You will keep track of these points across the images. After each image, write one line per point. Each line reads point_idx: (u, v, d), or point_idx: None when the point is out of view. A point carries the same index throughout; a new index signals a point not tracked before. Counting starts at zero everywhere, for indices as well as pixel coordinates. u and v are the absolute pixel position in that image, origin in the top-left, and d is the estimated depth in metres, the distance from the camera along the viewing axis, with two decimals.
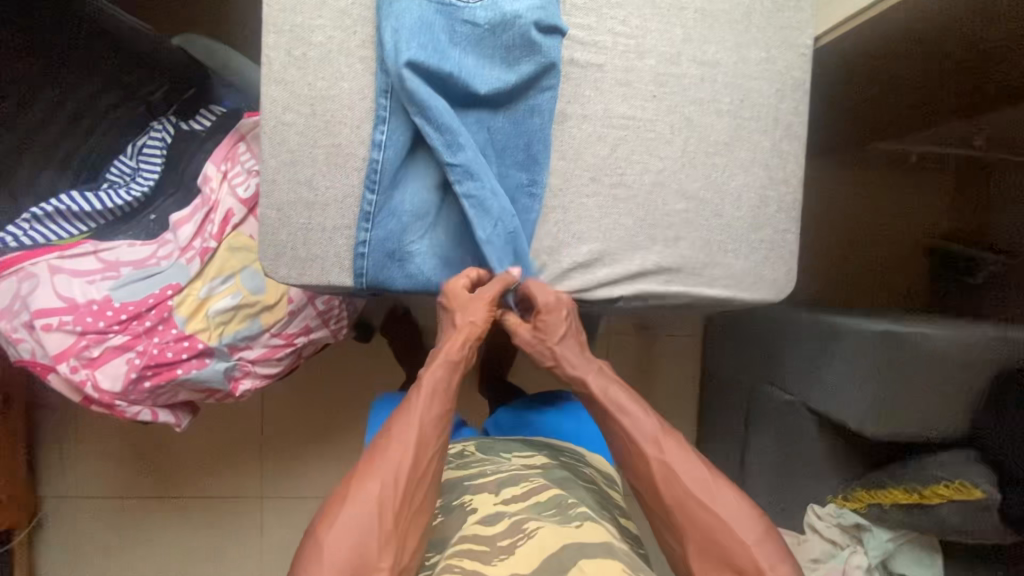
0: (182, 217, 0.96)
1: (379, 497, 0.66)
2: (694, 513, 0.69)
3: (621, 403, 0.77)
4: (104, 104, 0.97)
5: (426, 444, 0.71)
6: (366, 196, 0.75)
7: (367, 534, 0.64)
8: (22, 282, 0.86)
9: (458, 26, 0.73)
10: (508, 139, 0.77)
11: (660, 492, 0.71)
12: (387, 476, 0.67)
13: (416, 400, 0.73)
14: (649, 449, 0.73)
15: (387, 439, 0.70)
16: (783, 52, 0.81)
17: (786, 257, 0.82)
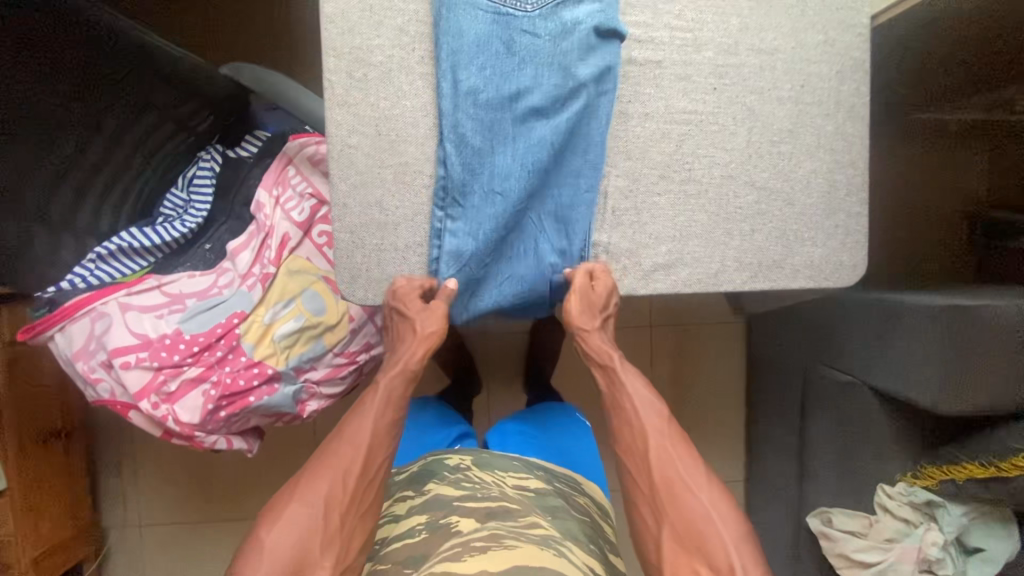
0: (239, 244, 0.97)
1: (328, 494, 0.68)
2: (678, 497, 0.70)
3: (631, 379, 0.78)
4: (154, 139, 0.96)
5: (377, 447, 0.73)
6: (434, 213, 0.75)
7: (312, 531, 0.66)
8: (96, 322, 0.87)
9: (517, 37, 0.73)
10: (572, 146, 0.76)
11: (650, 472, 0.72)
12: (337, 473, 0.69)
13: (370, 405, 0.75)
14: (650, 426, 0.75)
15: (342, 437, 0.73)
16: (841, 33, 0.80)
17: (861, 240, 0.82)
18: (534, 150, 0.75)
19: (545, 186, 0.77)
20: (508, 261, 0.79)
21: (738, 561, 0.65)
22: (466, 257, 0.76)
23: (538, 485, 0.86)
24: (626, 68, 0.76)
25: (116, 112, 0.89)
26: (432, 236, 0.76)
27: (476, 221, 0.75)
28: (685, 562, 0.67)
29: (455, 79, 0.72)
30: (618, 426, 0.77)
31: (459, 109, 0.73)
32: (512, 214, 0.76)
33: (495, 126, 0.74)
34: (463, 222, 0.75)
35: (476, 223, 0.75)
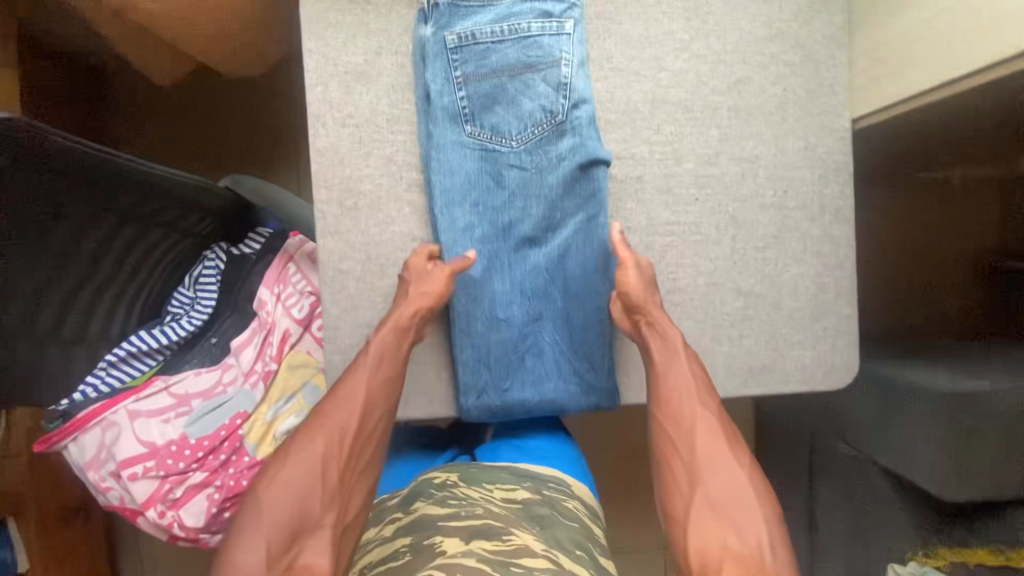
0: (242, 340, 1.00)
1: (324, 457, 0.67)
2: (714, 467, 0.66)
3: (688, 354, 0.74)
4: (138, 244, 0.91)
5: (372, 408, 0.72)
6: (452, 341, 0.77)
7: (310, 493, 0.64)
8: (106, 432, 0.90)
9: (504, 169, 0.76)
10: (568, 270, 0.78)
11: (694, 440, 0.68)
12: (332, 436, 0.68)
13: (363, 363, 0.73)
14: (698, 399, 0.71)
15: (336, 397, 0.71)
16: (822, 138, 0.80)
17: (853, 342, 0.81)
18: (530, 276, 0.78)
19: (547, 305, 0.78)
20: (525, 385, 0.78)
21: (770, 539, 0.60)
22: (478, 381, 0.77)
23: (526, 495, 0.79)
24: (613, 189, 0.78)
25: (102, 222, 0.84)
26: (452, 360, 0.78)
27: (483, 347, 0.77)
28: (714, 527, 0.61)
29: (451, 216, 0.76)
30: (668, 392, 0.72)
31: (457, 243, 0.77)
32: (520, 336, 0.78)
33: (494, 256, 0.77)
34: (470, 348, 0.77)
35: (483, 349, 0.77)
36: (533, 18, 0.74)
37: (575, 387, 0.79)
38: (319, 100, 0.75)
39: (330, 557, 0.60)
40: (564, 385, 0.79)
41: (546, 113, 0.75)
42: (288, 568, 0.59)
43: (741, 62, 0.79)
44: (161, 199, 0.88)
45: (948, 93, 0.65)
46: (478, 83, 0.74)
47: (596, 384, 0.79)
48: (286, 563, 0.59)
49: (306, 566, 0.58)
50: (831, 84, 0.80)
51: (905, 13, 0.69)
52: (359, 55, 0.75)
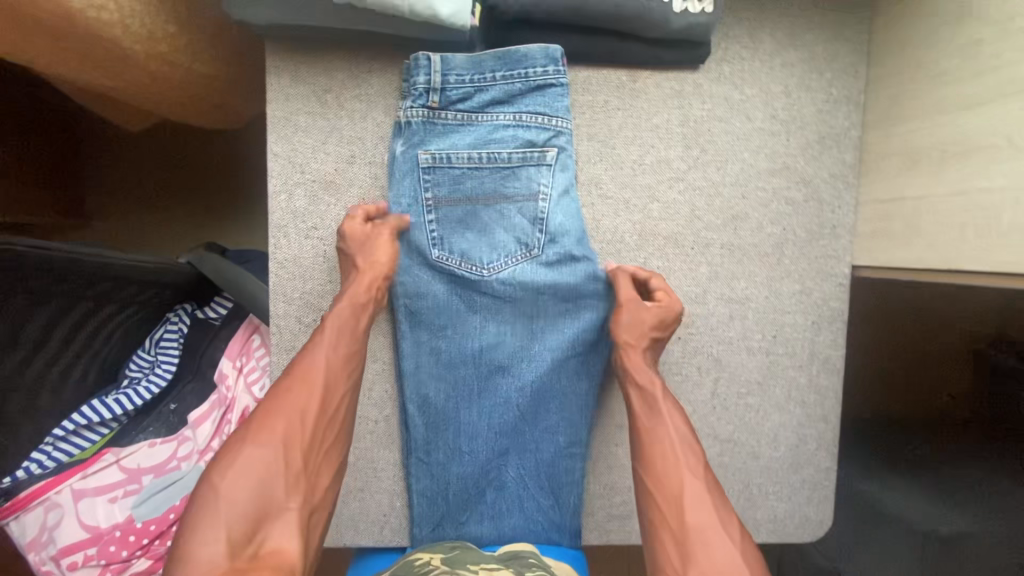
0: (201, 414, 0.97)
1: (286, 434, 0.58)
2: (706, 535, 0.56)
3: (669, 408, 0.66)
4: (91, 321, 0.89)
5: (337, 381, 0.63)
6: (408, 468, 0.73)
7: (273, 475, 0.55)
8: (48, 513, 0.86)
9: (475, 298, 0.71)
10: (539, 405, 0.74)
11: (682, 505, 0.59)
12: (294, 412, 0.59)
13: (321, 337, 0.64)
14: (683, 462, 0.62)
15: (294, 373, 0.62)
16: (819, 283, 0.75)
17: (829, 496, 0.77)
18: (499, 409, 0.73)
19: (514, 439, 0.74)
20: (483, 520, 0.74)
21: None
22: (434, 513, 0.73)
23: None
24: (598, 333, 0.73)
25: (77, 311, 0.86)
26: (407, 489, 0.74)
27: (441, 478, 0.73)
28: None
29: (416, 340, 0.72)
30: (649, 448, 0.63)
31: (421, 368, 0.72)
32: (482, 471, 0.74)
33: (459, 385, 0.73)
34: (427, 478, 0.73)
35: (441, 480, 0.73)
36: (515, 147, 0.68)
37: (537, 526, 0.74)
38: (281, 209, 0.70)
39: (299, 541, 0.54)
40: (525, 524, 0.75)
41: (521, 246, 0.70)
42: (254, 557, 0.51)
43: (741, 197, 0.73)
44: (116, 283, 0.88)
45: (953, 278, 0.60)
46: (449, 207, 0.69)
47: (559, 525, 0.74)
48: (251, 551, 0.51)
49: (273, 552, 0.52)
50: (834, 226, 0.74)
51: (918, 178, 0.64)
52: (329, 163, 0.70)
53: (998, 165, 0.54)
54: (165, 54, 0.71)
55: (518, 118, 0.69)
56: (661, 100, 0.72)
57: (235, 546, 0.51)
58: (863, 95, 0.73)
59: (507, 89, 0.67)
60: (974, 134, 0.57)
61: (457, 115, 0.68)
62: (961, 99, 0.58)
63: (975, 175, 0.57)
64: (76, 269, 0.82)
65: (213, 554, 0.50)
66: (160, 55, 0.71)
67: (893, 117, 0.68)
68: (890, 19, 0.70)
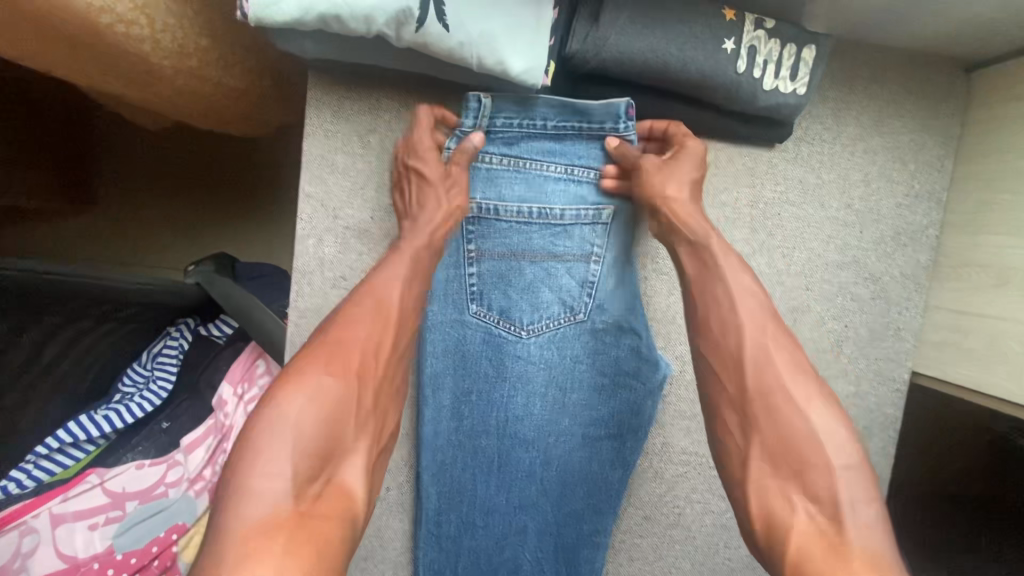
0: (195, 439, 0.91)
1: (358, 368, 0.48)
2: (777, 405, 0.45)
3: (733, 269, 0.52)
4: (82, 339, 0.85)
5: (408, 319, 0.54)
6: (419, 541, 0.68)
7: (343, 411, 0.46)
8: (23, 538, 0.80)
9: (509, 360, 0.66)
10: (565, 481, 0.68)
11: (743, 373, 0.47)
12: (365, 341, 0.50)
13: (393, 267, 0.55)
14: (745, 310, 0.50)
15: (361, 301, 0.52)
16: (875, 386, 0.70)
17: None
18: (522, 482, 0.68)
19: (534, 515, 0.69)
20: None
21: (850, 495, 0.42)
22: None
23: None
24: (639, 418, 0.67)
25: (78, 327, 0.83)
26: (414, 560, 0.69)
27: (452, 550, 0.68)
28: (778, 485, 0.44)
29: (438, 402, 0.66)
30: (702, 307, 0.51)
31: (443, 432, 0.67)
32: (497, 546, 0.69)
33: (481, 454, 0.68)
34: (437, 551, 0.68)
35: (452, 554, 0.68)
36: (567, 202, 0.63)
37: None
38: (308, 254, 0.64)
39: (362, 487, 0.46)
40: None
41: (565, 310, 0.65)
42: (317, 498, 0.43)
43: (804, 288, 0.68)
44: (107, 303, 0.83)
45: None
46: (493, 261, 0.64)
47: None
48: (318, 489, 0.43)
49: (340, 492, 0.45)
50: (899, 328, 0.69)
51: (1004, 298, 0.59)
52: (366, 210, 0.64)
53: None
54: (195, 69, 0.64)
55: (570, 171, 0.63)
56: (732, 176, 0.66)
57: (303, 484, 0.42)
58: (946, 193, 0.68)
59: (560, 137, 0.62)
60: None
61: (505, 159, 0.62)
62: None
63: None
64: (82, 292, 0.79)
65: (277, 490, 0.41)
66: (192, 70, 0.64)
67: (984, 224, 0.63)
68: (991, 117, 0.64)
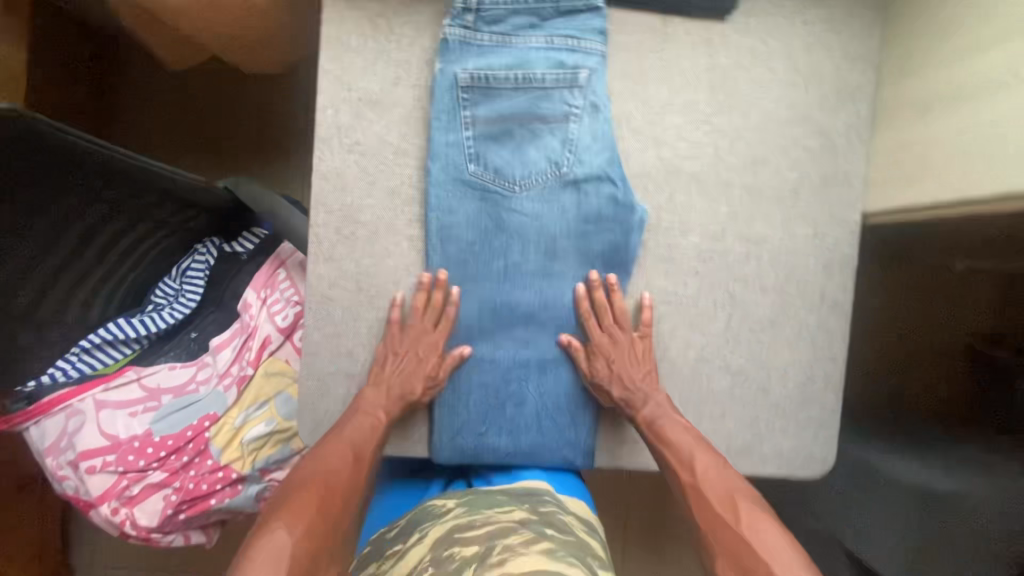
0: (222, 340, 0.99)
1: (323, 504, 0.62)
2: (727, 534, 0.63)
3: (664, 410, 0.75)
4: (104, 231, 0.88)
5: (360, 459, 0.69)
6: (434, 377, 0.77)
7: (317, 537, 0.58)
8: (70, 419, 0.88)
9: (504, 216, 0.75)
10: (559, 320, 0.77)
11: (704, 512, 0.67)
12: (327, 486, 0.64)
13: (347, 419, 0.72)
14: (698, 460, 0.71)
15: (321, 454, 0.68)
16: (831, 228, 0.79)
17: (834, 433, 0.81)
18: (521, 324, 0.77)
19: (534, 355, 0.77)
20: (501, 432, 0.77)
21: None
22: (455, 421, 0.77)
23: (525, 515, 0.69)
24: (623, 255, 0.76)
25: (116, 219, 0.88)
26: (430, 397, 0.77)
27: (462, 386, 0.77)
28: None
29: (444, 253, 0.75)
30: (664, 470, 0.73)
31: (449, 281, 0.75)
32: (503, 383, 0.77)
33: (484, 299, 0.76)
34: (449, 386, 0.77)
35: (462, 389, 0.77)
36: (547, 68, 0.72)
37: (557, 442, 0.77)
38: (328, 124, 0.74)
39: None
40: (541, 439, 0.77)
41: (551, 164, 0.74)
42: None
43: (761, 143, 0.78)
44: (132, 187, 0.86)
45: (960, 210, 0.64)
46: (485, 125, 0.73)
47: (578, 447, 0.78)
48: None
49: None
50: (848, 176, 0.79)
51: (929, 123, 0.69)
52: (376, 84, 0.74)
53: (1002, 101, 0.59)
54: None
55: (550, 42, 0.73)
56: (691, 46, 0.77)
57: None
58: (880, 55, 0.78)
59: (539, 13, 0.72)
60: (980, 77, 0.62)
61: (493, 36, 0.72)
62: (970, 47, 0.63)
63: (980, 112, 0.61)
64: (128, 177, 0.84)
65: None
66: None
67: (908, 70, 0.73)
68: None
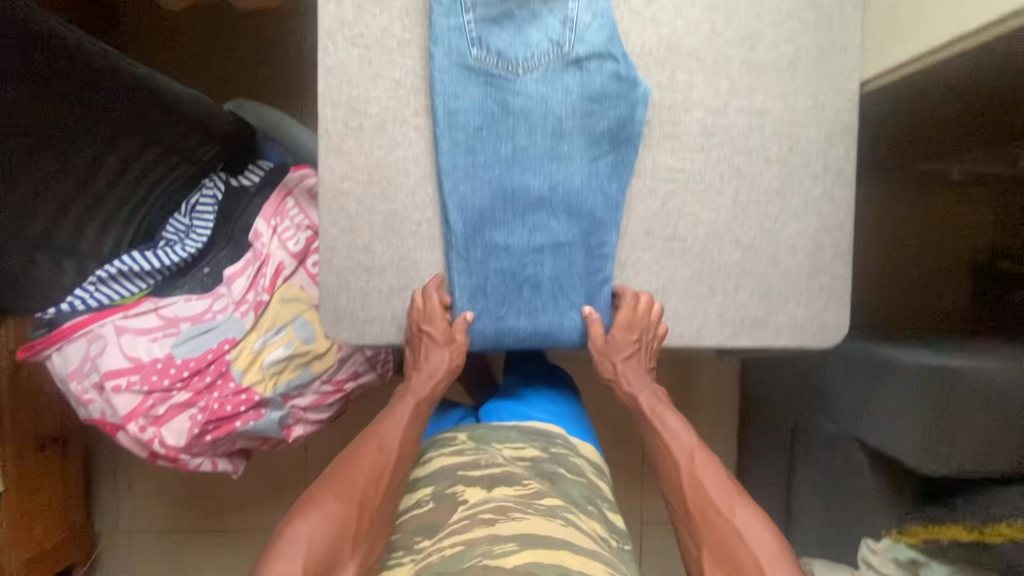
0: (235, 271, 0.98)
1: (358, 491, 0.70)
2: (713, 517, 0.71)
3: (665, 416, 0.81)
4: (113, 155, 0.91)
5: (401, 457, 0.75)
6: (451, 264, 0.78)
7: (344, 525, 0.67)
8: (91, 344, 0.89)
9: (510, 99, 0.76)
10: (571, 202, 0.78)
11: (688, 491, 0.74)
12: (365, 476, 0.71)
13: (395, 412, 0.79)
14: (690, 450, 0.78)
15: (372, 442, 0.75)
16: (830, 98, 0.80)
17: (845, 301, 0.82)
18: (533, 207, 0.78)
19: (548, 239, 0.79)
20: (520, 314, 0.79)
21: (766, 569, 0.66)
22: (474, 307, 0.79)
23: (535, 453, 0.80)
24: (629, 130, 0.77)
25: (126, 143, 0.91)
26: (448, 286, 0.79)
27: (479, 272, 0.78)
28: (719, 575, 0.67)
29: (453, 139, 0.76)
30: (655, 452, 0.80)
31: (460, 167, 0.76)
32: (519, 266, 0.79)
33: (495, 184, 0.77)
34: (466, 273, 0.78)
35: (480, 275, 0.78)
36: None
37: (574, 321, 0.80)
38: (329, 17, 0.74)
39: None
40: (559, 319, 0.80)
41: (552, 45, 0.75)
42: None
43: (756, 17, 0.79)
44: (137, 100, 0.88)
45: (956, 46, 0.65)
46: (485, 8, 0.74)
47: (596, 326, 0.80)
48: None
49: None
50: (843, 45, 0.80)
51: None
52: None
53: None
54: None
55: None
56: None
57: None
58: None
59: None
60: None
61: None
62: None
63: None
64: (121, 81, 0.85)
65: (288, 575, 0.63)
66: None
67: None
68: None
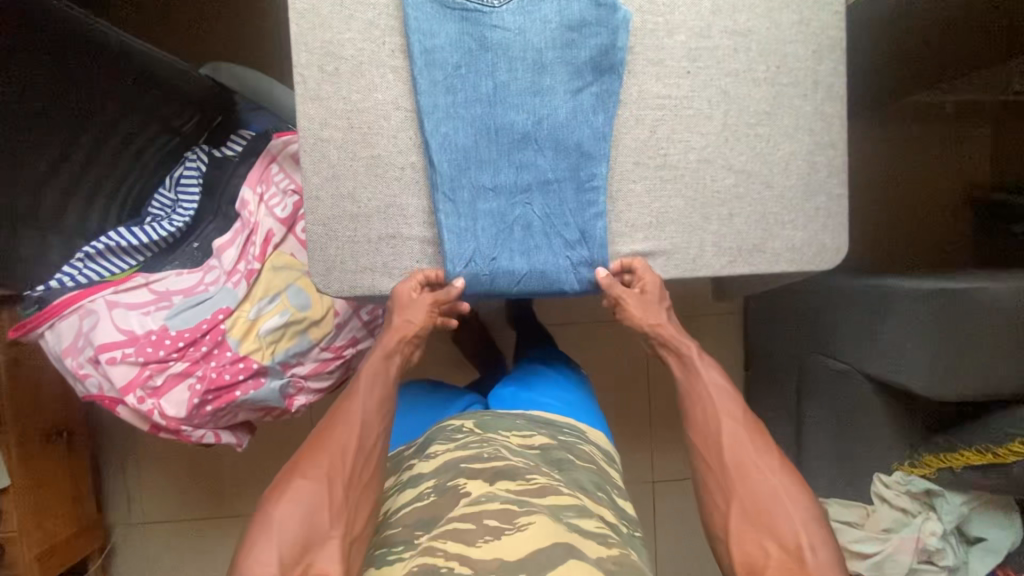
0: (224, 242, 0.95)
1: (329, 469, 0.65)
2: (749, 475, 0.67)
3: (705, 366, 0.78)
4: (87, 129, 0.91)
5: (371, 427, 0.71)
6: (439, 207, 0.76)
7: (320, 504, 0.63)
8: (83, 319, 0.88)
9: (487, 34, 0.74)
10: (557, 137, 0.76)
11: (722, 450, 0.70)
12: (334, 453, 0.67)
13: (359, 385, 0.74)
14: (726, 407, 0.74)
15: (338, 418, 0.71)
16: (816, 12, 0.78)
17: (843, 222, 0.81)
18: (519, 144, 0.76)
19: (535, 176, 0.77)
20: (513, 256, 0.78)
21: (809, 541, 0.62)
22: (466, 251, 0.77)
23: (544, 440, 0.74)
24: (612, 57, 0.75)
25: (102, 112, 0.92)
26: (438, 231, 0.77)
27: (468, 215, 0.76)
28: (751, 534, 0.64)
29: (432, 78, 0.74)
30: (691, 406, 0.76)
31: (442, 107, 0.75)
32: (509, 206, 0.77)
33: (479, 123, 0.76)
34: (455, 215, 0.76)
35: (469, 218, 0.76)
36: None
37: (570, 260, 0.79)
38: None
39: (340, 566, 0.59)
40: (553, 259, 0.78)
41: None
42: None
43: None
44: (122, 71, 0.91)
45: None
46: None
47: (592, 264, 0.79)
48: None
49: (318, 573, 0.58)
50: None
51: None
52: None
53: None
54: None
55: None
56: None
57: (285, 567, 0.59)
58: None
59: None
60: None
61: None
62: None
63: None
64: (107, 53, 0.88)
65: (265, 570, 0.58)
66: None
67: None
68: None
